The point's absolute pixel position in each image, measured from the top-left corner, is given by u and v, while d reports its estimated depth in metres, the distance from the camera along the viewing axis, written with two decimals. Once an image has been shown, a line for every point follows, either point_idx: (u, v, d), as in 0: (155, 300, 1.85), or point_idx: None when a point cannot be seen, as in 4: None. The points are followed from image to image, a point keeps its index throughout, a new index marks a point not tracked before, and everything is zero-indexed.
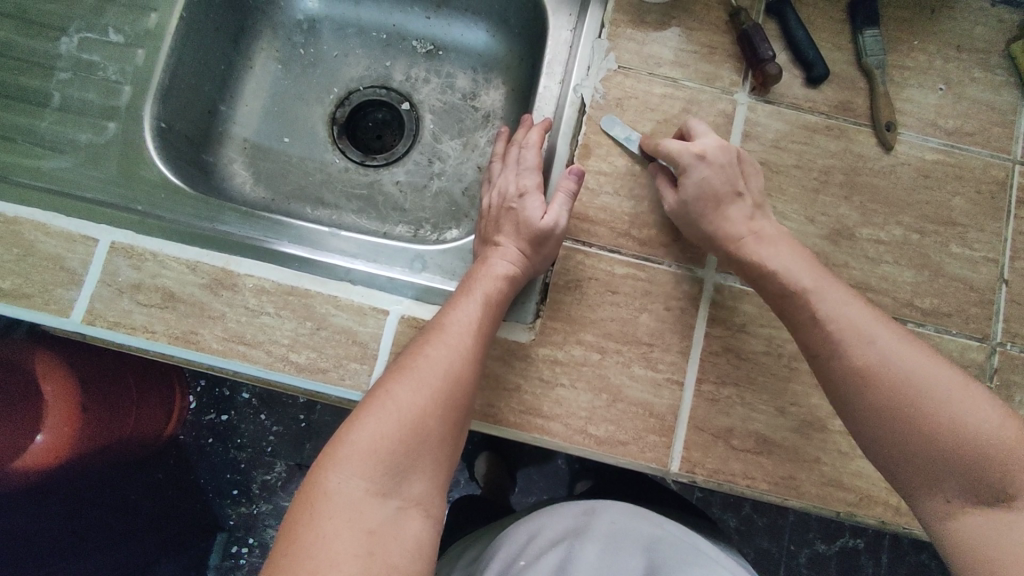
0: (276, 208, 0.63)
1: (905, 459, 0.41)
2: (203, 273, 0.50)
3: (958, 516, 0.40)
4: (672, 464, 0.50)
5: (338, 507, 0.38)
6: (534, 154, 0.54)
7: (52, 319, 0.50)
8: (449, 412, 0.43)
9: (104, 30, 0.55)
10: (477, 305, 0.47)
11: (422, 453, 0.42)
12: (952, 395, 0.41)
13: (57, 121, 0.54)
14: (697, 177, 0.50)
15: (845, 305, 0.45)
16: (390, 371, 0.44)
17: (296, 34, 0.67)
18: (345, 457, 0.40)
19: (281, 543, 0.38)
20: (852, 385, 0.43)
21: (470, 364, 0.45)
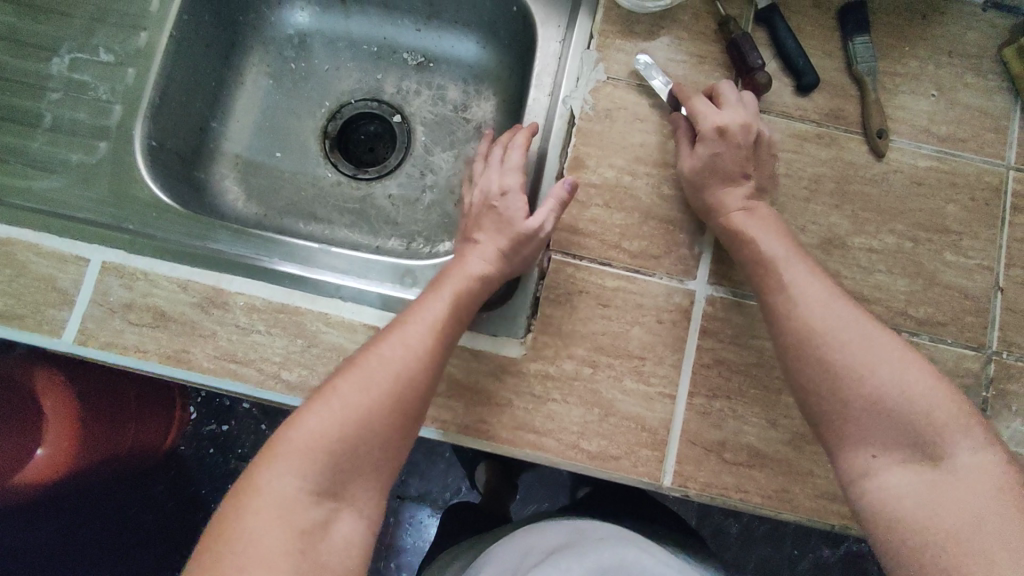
0: (269, 223, 0.63)
1: (843, 416, 0.43)
2: (194, 292, 0.51)
3: (882, 473, 0.41)
4: (664, 478, 0.49)
5: (268, 503, 0.38)
6: (519, 156, 0.54)
7: (45, 340, 0.50)
8: (398, 416, 0.43)
9: (95, 50, 0.55)
10: (441, 304, 0.47)
11: (365, 457, 0.41)
12: (896, 362, 0.42)
13: (48, 141, 0.54)
14: (713, 150, 0.50)
15: (810, 277, 0.46)
16: (343, 368, 0.44)
17: (287, 49, 0.67)
18: (284, 453, 0.40)
19: (212, 534, 0.38)
20: (802, 340, 0.44)
21: (425, 368, 0.44)
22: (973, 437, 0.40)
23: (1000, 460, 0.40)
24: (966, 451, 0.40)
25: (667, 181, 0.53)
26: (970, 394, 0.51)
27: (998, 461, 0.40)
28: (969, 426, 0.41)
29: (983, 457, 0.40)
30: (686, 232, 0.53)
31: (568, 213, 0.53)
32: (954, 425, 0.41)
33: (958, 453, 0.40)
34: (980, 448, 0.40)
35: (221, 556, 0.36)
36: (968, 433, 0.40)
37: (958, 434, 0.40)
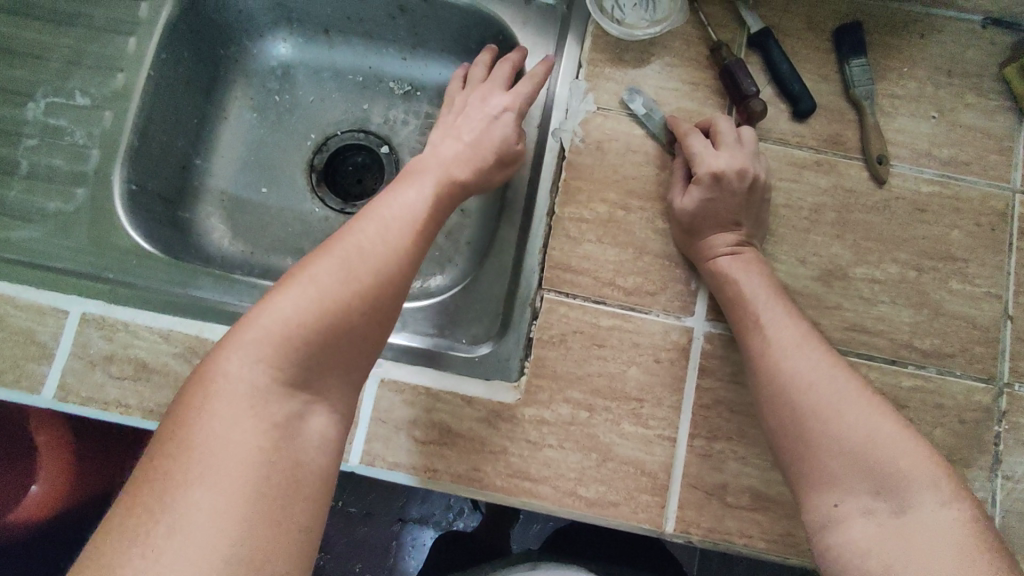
0: (256, 262, 0.61)
1: (809, 459, 0.41)
2: (176, 342, 0.49)
3: (846, 523, 0.39)
4: (666, 524, 0.48)
5: (233, 394, 0.35)
6: (482, 73, 0.57)
7: (24, 396, 0.48)
8: (377, 310, 0.40)
9: (71, 94, 0.55)
10: (418, 199, 0.46)
11: (342, 347, 0.39)
12: (862, 406, 0.40)
13: (25, 189, 0.53)
14: (708, 193, 0.49)
15: (780, 320, 0.45)
16: (314, 252, 0.41)
17: (270, 81, 0.66)
18: (252, 339, 0.37)
19: (166, 440, 0.35)
20: (771, 383, 0.43)
21: (403, 259, 0.42)
22: (943, 491, 0.37)
23: (973, 521, 0.37)
24: (935, 507, 0.37)
25: (660, 215, 0.52)
26: (982, 428, 0.49)
27: (970, 521, 0.37)
28: (938, 479, 0.38)
29: (954, 514, 0.37)
30: (682, 267, 0.51)
31: (559, 250, 0.51)
32: (923, 476, 0.38)
33: (924, 508, 0.37)
34: (950, 504, 0.37)
35: (182, 458, 0.33)
36: (937, 485, 0.38)
37: (927, 485, 0.38)
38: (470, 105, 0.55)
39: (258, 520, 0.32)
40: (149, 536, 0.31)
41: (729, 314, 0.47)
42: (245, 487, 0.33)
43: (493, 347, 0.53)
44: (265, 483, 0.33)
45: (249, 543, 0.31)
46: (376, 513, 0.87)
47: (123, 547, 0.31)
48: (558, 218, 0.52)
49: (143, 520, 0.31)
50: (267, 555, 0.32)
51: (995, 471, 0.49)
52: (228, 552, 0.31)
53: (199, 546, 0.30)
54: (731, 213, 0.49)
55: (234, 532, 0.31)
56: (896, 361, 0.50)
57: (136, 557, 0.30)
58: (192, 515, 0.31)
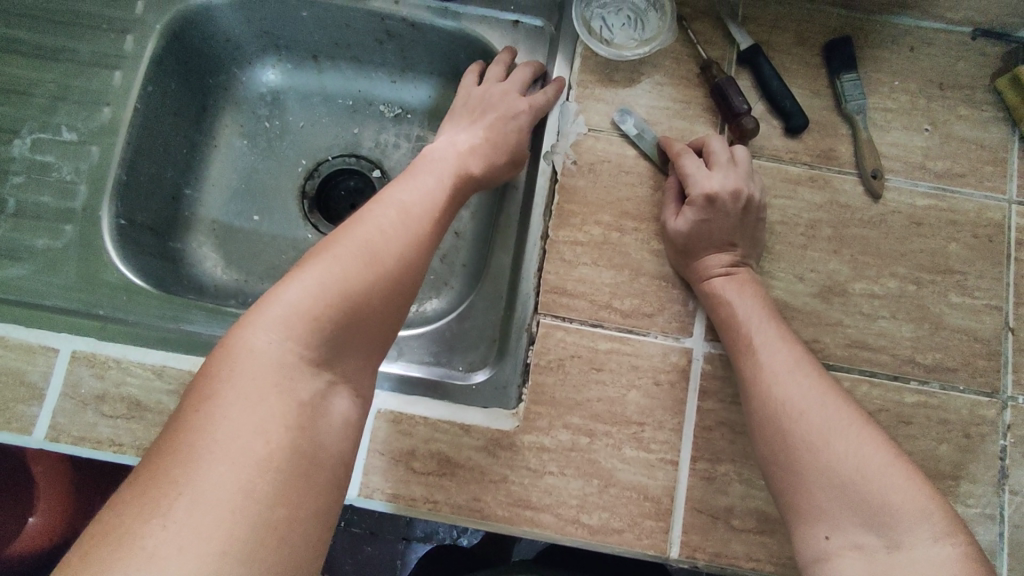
0: (250, 290, 0.61)
1: (800, 490, 0.40)
2: (169, 378, 0.48)
3: (836, 559, 0.38)
4: (671, 550, 0.47)
5: (262, 367, 0.35)
6: (499, 72, 0.56)
7: (15, 438, 0.47)
8: (398, 294, 0.41)
9: (58, 129, 0.54)
10: (433, 188, 0.48)
11: (363, 329, 0.40)
12: (853, 435, 0.40)
13: (12, 227, 0.52)
14: (701, 214, 0.48)
15: (772, 345, 0.44)
16: (334, 233, 0.41)
17: (260, 107, 0.65)
18: (277, 314, 0.37)
19: (185, 414, 0.34)
20: (763, 410, 0.43)
21: (421, 245, 0.44)
22: (934, 526, 0.37)
23: (964, 558, 0.36)
24: (926, 544, 0.37)
25: (655, 236, 0.51)
26: (988, 443, 0.49)
27: (961, 557, 0.36)
28: (930, 513, 0.37)
29: (944, 551, 0.36)
30: (678, 287, 0.50)
31: (554, 273, 0.51)
32: (915, 510, 0.37)
33: (915, 544, 0.37)
34: (941, 540, 0.37)
35: (207, 429, 0.32)
36: (928, 520, 0.37)
37: (918, 520, 0.37)
38: (489, 102, 0.54)
39: (283, 492, 0.32)
40: (170, 506, 0.30)
41: (724, 336, 0.47)
42: (271, 460, 0.32)
43: (491, 373, 0.52)
44: (291, 456, 0.33)
45: (276, 515, 0.31)
46: (380, 532, 0.86)
47: (140, 518, 0.29)
48: (552, 241, 0.51)
49: (164, 491, 0.30)
50: (291, 527, 0.32)
51: (1003, 485, 0.48)
52: (255, 520, 0.30)
53: (226, 515, 0.30)
54: (726, 233, 0.49)
55: (261, 503, 0.31)
56: (898, 377, 0.49)
57: (157, 527, 0.29)
58: (219, 483, 0.31)
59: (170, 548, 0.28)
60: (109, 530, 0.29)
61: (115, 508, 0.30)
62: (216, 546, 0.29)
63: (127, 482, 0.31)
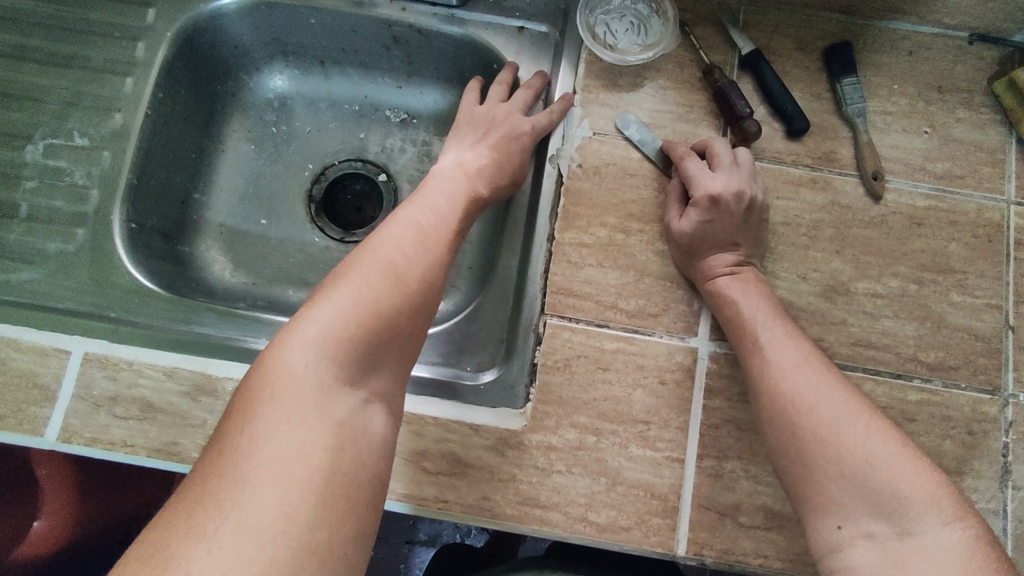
0: (258, 292, 0.61)
1: (812, 482, 0.41)
2: (181, 379, 0.49)
3: (848, 548, 0.39)
4: (678, 547, 0.47)
5: (300, 388, 0.36)
6: (501, 92, 0.57)
7: (27, 439, 0.48)
8: (420, 315, 0.43)
9: (70, 135, 0.55)
10: (447, 210, 0.50)
11: (391, 349, 0.41)
12: (861, 426, 0.40)
13: (25, 231, 0.53)
14: (706, 216, 0.49)
15: (780, 342, 0.45)
16: (358, 257, 0.43)
17: (267, 112, 0.66)
18: (313, 336, 0.38)
19: (226, 436, 0.34)
20: (772, 405, 0.43)
21: (439, 268, 0.46)
22: (944, 511, 0.37)
23: (975, 542, 0.37)
24: (937, 529, 0.37)
25: (659, 238, 0.52)
26: (990, 440, 0.49)
27: (972, 541, 0.37)
28: (939, 499, 0.38)
29: (955, 536, 0.37)
30: (683, 287, 0.51)
31: (561, 275, 0.51)
32: (925, 497, 0.38)
33: (926, 531, 0.37)
34: (952, 525, 0.37)
35: (250, 451, 0.33)
36: (937, 507, 0.38)
37: (929, 507, 0.38)
38: (493, 122, 0.56)
39: (324, 515, 0.32)
40: (216, 528, 0.30)
41: (730, 334, 0.47)
42: (311, 481, 0.33)
43: (499, 373, 0.53)
44: (331, 477, 0.34)
45: (317, 537, 0.31)
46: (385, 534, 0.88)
47: (185, 542, 0.30)
48: (558, 243, 0.52)
49: (208, 514, 0.31)
50: (332, 549, 0.32)
51: (1006, 481, 0.49)
52: (297, 543, 0.31)
53: (269, 538, 0.30)
54: (732, 236, 0.49)
55: (302, 525, 0.31)
56: (901, 375, 0.50)
57: (202, 551, 0.29)
58: (262, 506, 0.31)
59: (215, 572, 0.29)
60: (154, 554, 0.30)
61: (159, 531, 0.31)
62: (261, 570, 0.29)
63: (171, 505, 0.32)
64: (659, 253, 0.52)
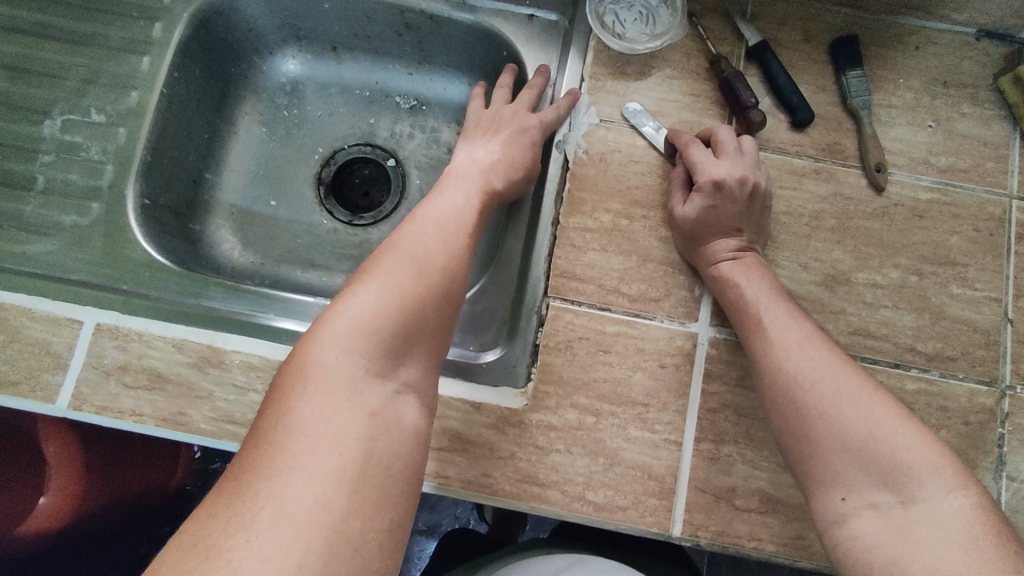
0: (265, 272, 0.62)
1: (816, 457, 0.41)
2: (189, 351, 0.50)
3: (852, 518, 0.39)
4: (674, 528, 0.48)
5: (332, 380, 0.37)
6: (505, 95, 0.59)
7: (39, 406, 0.49)
8: (446, 307, 0.44)
9: (87, 111, 0.56)
10: (464, 204, 0.51)
11: (419, 340, 0.42)
12: (863, 400, 0.41)
13: (41, 204, 0.54)
14: (711, 202, 0.50)
15: (785, 322, 0.46)
16: (383, 251, 0.44)
17: (279, 96, 0.67)
18: (343, 330, 0.39)
19: (263, 429, 0.35)
20: (774, 385, 0.44)
21: (462, 261, 0.46)
22: (946, 480, 0.38)
23: (978, 508, 0.37)
24: (940, 497, 0.37)
25: (664, 223, 0.53)
26: (986, 431, 0.50)
27: (974, 508, 0.37)
28: (941, 467, 0.38)
29: (957, 503, 0.37)
30: (684, 273, 0.52)
31: (564, 259, 0.52)
32: (928, 466, 0.38)
33: (929, 499, 0.37)
34: (955, 493, 0.37)
35: (285, 442, 0.34)
36: (940, 475, 0.38)
37: (931, 475, 0.38)
38: (500, 122, 0.56)
39: (356, 505, 0.33)
40: (253, 518, 0.31)
41: (732, 318, 0.48)
42: (345, 471, 0.34)
43: (502, 352, 0.53)
44: (364, 467, 0.35)
45: (350, 527, 0.32)
46: None
47: (225, 532, 0.31)
48: (562, 227, 0.53)
49: (247, 505, 0.32)
50: (366, 538, 0.33)
51: (1000, 471, 0.49)
52: (331, 532, 0.32)
53: (305, 527, 0.31)
54: (737, 225, 0.50)
55: (336, 515, 0.32)
56: (900, 364, 0.51)
57: (242, 540, 0.30)
58: (297, 497, 0.32)
59: (253, 561, 0.30)
60: (195, 542, 0.31)
61: (199, 520, 0.32)
62: (296, 558, 0.30)
63: (210, 496, 0.33)
64: (663, 239, 0.52)
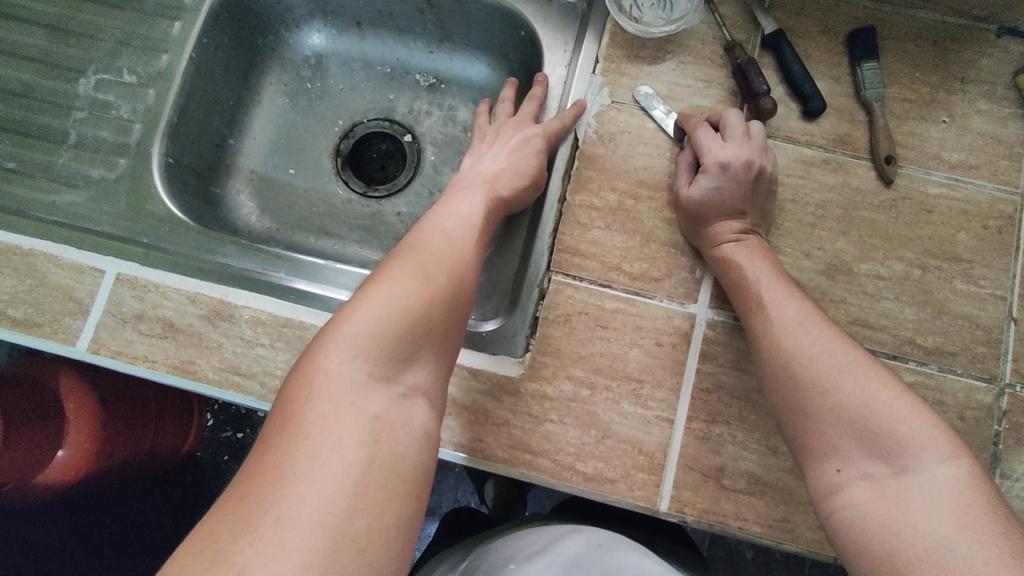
0: (280, 238, 0.64)
1: (812, 429, 0.42)
2: (201, 304, 0.52)
3: (847, 488, 0.40)
4: (661, 503, 0.49)
5: (337, 386, 0.38)
6: (509, 109, 0.61)
7: (60, 347, 0.51)
8: (452, 310, 0.44)
9: (119, 71, 0.58)
10: (470, 212, 0.51)
11: (425, 344, 0.43)
12: (860, 374, 0.41)
13: (72, 157, 0.57)
14: (716, 184, 0.50)
15: (786, 300, 0.46)
16: (390, 259, 0.46)
17: (304, 69, 0.69)
18: (347, 335, 0.40)
19: (271, 434, 0.37)
20: (773, 361, 0.45)
21: (469, 261, 0.47)
22: (938, 450, 0.38)
23: (972, 477, 0.37)
24: (933, 466, 0.38)
25: (670, 205, 0.53)
26: (982, 427, 0.49)
27: (967, 477, 0.37)
28: (935, 438, 0.38)
29: (950, 472, 0.37)
30: (687, 254, 0.53)
31: (568, 235, 0.53)
32: (922, 438, 0.39)
33: (921, 468, 0.38)
34: (947, 462, 0.38)
35: (290, 447, 0.35)
36: (933, 446, 0.38)
37: (923, 445, 0.38)
38: (502, 134, 0.58)
39: (360, 506, 0.34)
40: (259, 522, 0.32)
41: (733, 298, 0.49)
42: (349, 472, 0.35)
43: (501, 323, 0.55)
44: (368, 468, 0.35)
45: (355, 527, 0.33)
46: None
47: (232, 537, 0.32)
48: (568, 204, 0.54)
49: (252, 510, 0.32)
50: (371, 538, 0.33)
51: (994, 468, 0.49)
52: (336, 533, 0.32)
53: (309, 529, 0.32)
54: (741, 209, 0.51)
55: (339, 516, 0.33)
56: (897, 357, 0.51)
57: (246, 545, 0.31)
58: (302, 499, 0.33)
59: (257, 563, 0.30)
60: (202, 547, 0.32)
61: (210, 522, 0.33)
62: (301, 558, 0.31)
63: (222, 501, 0.34)
64: (669, 221, 0.53)
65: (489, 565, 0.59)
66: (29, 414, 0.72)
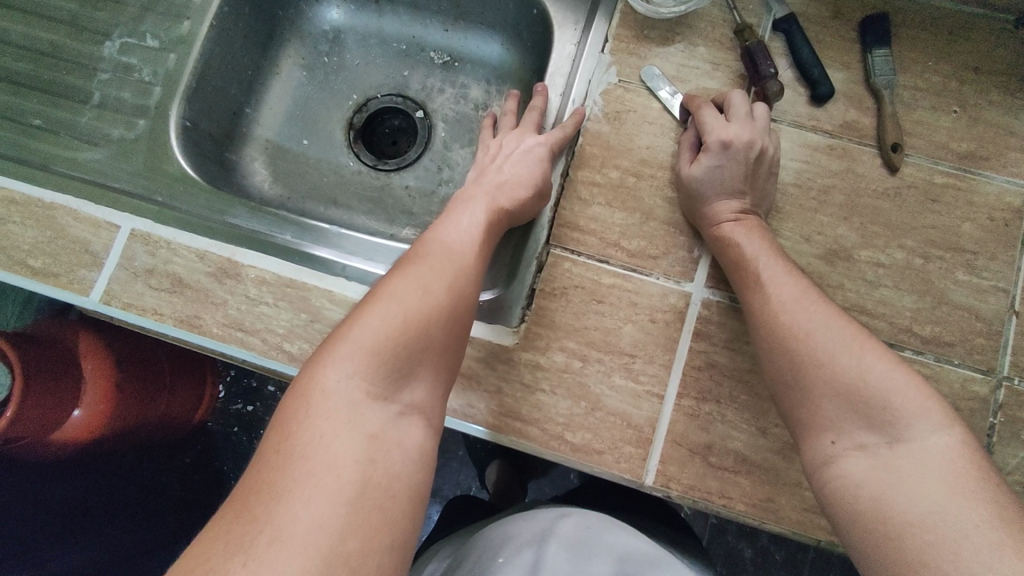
0: (291, 206, 0.66)
1: (806, 404, 0.42)
2: (210, 262, 0.53)
3: (841, 459, 0.40)
4: (646, 477, 0.49)
5: (335, 404, 0.39)
6: (510, 122, 0.62)
7: (74, 298, 0.53)
8: (451, 325, 0.45)
9: (143, 35, 0.60)
10: (471, 224, 0.52)
11: (424, 359, 0.43)
12: (857, 349, 0.41)
13: (95, 117, 0.59)
14: (716, 164, 0.51)
15: (784, 275, 0.46)
16: (390, 274, 0.46)
17: (322, 43, 0.71)
18: (344, 352, 0.41)
19: (266, 452, 0.37)
20: (768, 336, 0.45)
21: (468, 274, 0.48)
22: (932, 420, 0.38)
23: (964, 446, 0.37)
24: (927, 435, 0.38)
25: (672, 183, 0.54)
26: (976, 418, 0.49)
27: (959, 445, 0.37)
28: (928, 409, 0.39)
29: (943, 441, 0.37)
30: (686, 234, 0.53)
31: (569, 209, 0.54)
32: (915, 409, 0.39)
33: (916, 437, 0.38)
34: (941, 432, 0.38)
35: (286, 464, 0.36)
36: (928, 416, 0.38)
37: (917, 416, 0.38)
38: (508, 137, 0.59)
39: (354, 526, 0.35)
40: (253, 543, 0.33)
41: (731, 277, 0.49)
42: (344, 491, 0.35)
43: (498, 293, 0.56)
44: (362, 488, 0.36)
45: (348, 546, 0.34)
46: None
47: (225, 555, 0.32)
48: (571, 179, 0.54)
49: (248, 529, 0.33)
50: (363, 559, 0.34)
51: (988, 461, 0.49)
52: (329, 553, 0.33)
53: (302, 550, 0.33)
54: (741, 190, 0.51)
55: (332, 536, 0.34)
56: (893, 345, 0.50)
57: (241, 564, 0.32)
58: (295, 517, 0.34)
59: None
60: (198, 563, 0.32)
61: (209, 536, 0.34)
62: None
63: (223, 511, 0.35)
64: (670, 201, 0.53)
65: (473, 560, 0.59)
66: (49, 370, 0.73)
